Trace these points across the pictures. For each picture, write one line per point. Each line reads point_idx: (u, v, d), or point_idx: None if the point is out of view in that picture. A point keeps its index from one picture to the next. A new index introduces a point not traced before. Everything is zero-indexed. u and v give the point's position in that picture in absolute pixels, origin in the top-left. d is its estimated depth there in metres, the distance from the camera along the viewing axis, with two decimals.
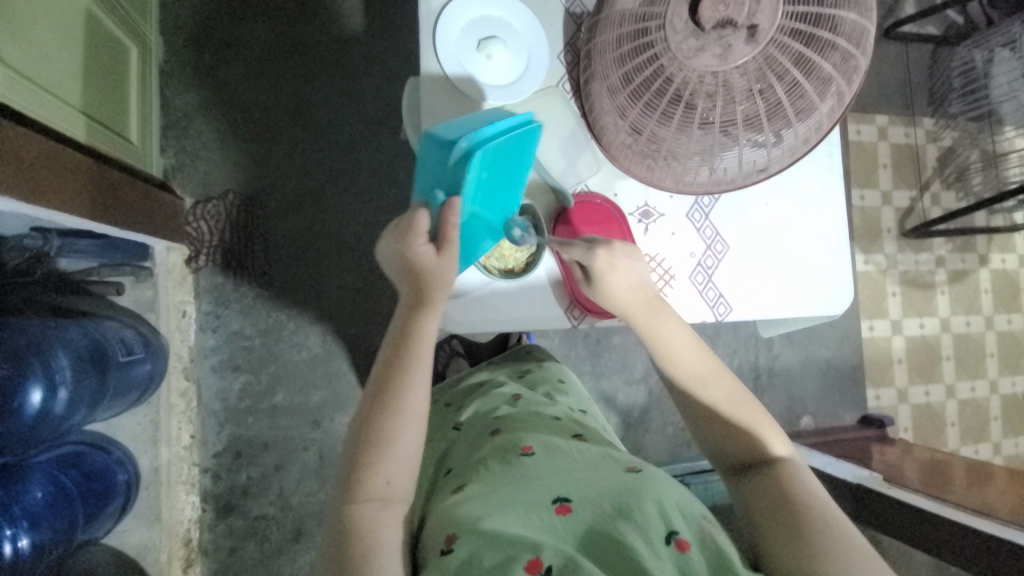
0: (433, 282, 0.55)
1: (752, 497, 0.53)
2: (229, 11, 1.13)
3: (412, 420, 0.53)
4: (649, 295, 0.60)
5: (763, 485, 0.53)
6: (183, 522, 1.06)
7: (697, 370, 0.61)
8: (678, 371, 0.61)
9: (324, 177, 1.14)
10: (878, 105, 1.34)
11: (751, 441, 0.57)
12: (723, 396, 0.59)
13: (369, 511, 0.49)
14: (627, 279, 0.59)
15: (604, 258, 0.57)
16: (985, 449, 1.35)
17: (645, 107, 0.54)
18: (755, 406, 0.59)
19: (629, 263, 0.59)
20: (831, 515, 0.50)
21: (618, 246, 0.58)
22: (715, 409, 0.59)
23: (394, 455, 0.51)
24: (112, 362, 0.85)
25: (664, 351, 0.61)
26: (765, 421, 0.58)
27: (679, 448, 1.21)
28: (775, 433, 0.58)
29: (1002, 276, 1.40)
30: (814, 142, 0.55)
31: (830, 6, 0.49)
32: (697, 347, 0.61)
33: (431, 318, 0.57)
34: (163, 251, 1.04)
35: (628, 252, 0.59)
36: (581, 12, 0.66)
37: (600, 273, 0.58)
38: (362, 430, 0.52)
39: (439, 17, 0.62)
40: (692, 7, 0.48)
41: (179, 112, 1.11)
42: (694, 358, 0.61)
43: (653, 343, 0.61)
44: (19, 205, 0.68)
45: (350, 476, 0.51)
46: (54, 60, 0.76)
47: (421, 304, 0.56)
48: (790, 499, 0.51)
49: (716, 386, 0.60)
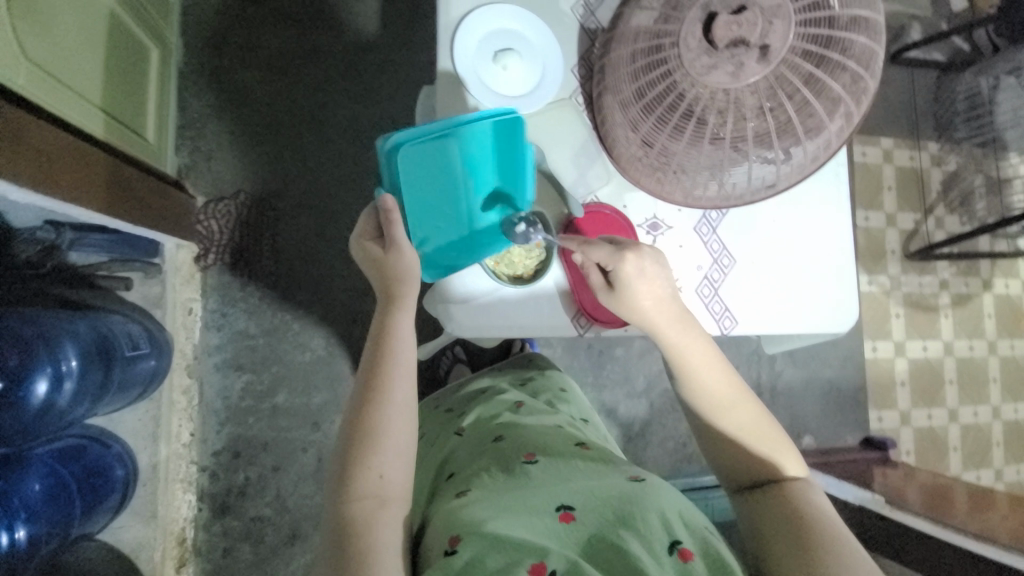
0: (396, 279, 0.58)
1: (768, 516, 0.53)
2: (249, 17, 1.15)
3: (399, 413, 0.55)
4: (674, 305, 0.60)
5: (779, 504, 0.54)
6: (178, 520, 1.05)
7: (717, 387, 0.61)
8: (699, 387, 0.62)
9: (335, 181, 1.16)
10: (883, 128, 1.36)
11: (766, 459, 0.58)
12: (742, 412, 0.60)
13: (365, 508, 0.50)
14: (654, 288, 0.59)
15: (632, 264, 0.57)
16: (987, 474, 1.34)
17: (657, 121, 0.55)
18: (772, 425, 0.60)
19: (657, 271, 0.58)
20: (847, 534, 0.50)
21: (647, 250, 0.58)
22: (733, 425, 0.60)
23: (385, 448, 0.53)
24: (118, 355, 0.85)
25: (686, 366, 0.61)
26: (778, 437, 0.59)
27: (680, 463, 1.20)
28: (787, 450, 0.59)
29: (1005, 301, 1.40)
30: (822, 160, 0.56)
31: (840, 29, 0.51)
32: (719, 365, 0.61)
33: (401, 315, 0.60)
34: (174, 248, 1.06)
35: (655, 259, 0.59)
36: (595, 28, 0.67)
37: (627, 278, 0.58)
38: (363, 427, 0.53)
39: (456, 28, 0.64)
40: (706, 26, 0.50)
41: (194, 114, 1.13)
42: (716, 375, 0.61)
43: (675, 357, 0.61)
44: (35, 197, 0.69)
45: (348, 474, 0.51)
46: (77, 57, 0.78)
47: (389, 302, 0.59)
48: (805, 517, 0.51)
49: (736, 407, 0.61)
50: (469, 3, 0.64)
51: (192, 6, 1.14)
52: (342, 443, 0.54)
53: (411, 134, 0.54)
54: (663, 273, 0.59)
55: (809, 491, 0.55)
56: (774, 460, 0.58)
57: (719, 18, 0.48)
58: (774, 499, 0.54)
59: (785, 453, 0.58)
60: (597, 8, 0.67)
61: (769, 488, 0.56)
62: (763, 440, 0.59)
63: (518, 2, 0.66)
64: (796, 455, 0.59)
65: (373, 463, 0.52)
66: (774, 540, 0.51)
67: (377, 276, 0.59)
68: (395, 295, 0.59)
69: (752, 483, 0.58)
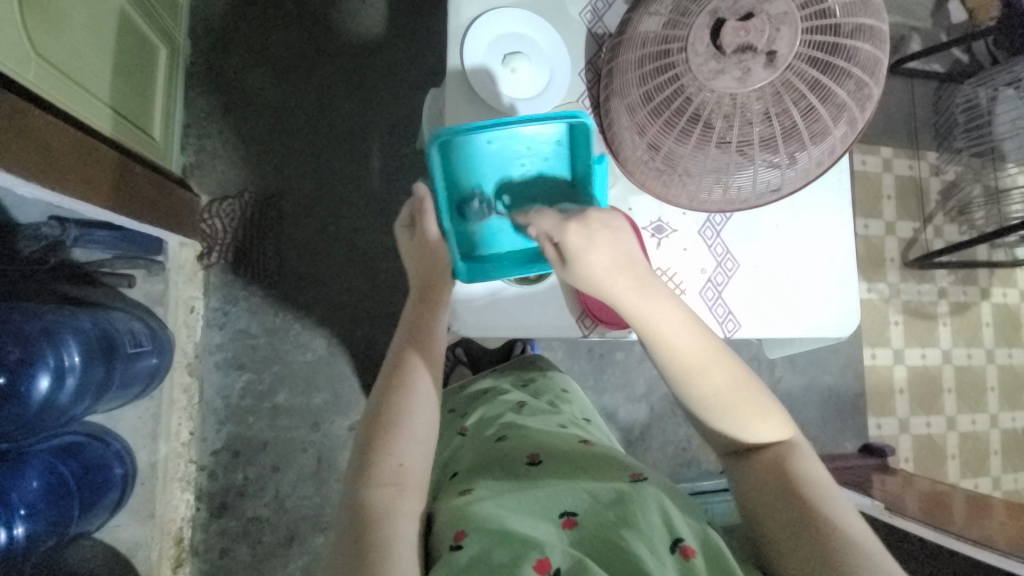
0: (436, 272, 0.63)
1: (758, 492, 0.52)
2: (257, 18, 1.16)
3: (421, 403, 0.57)
4: (637, 273, 0.54)
5: (769, 477, 0.52)
6: (176, 520, 1.05)
7: (693, 358, 0.56)
8: (673, 360, 0.56)
9: (339, 181, 1.16)
10: (883, 138, 1.37)
11: (753, 430, 0.55)
12: (721, 383, 0.56)
13: (383, 496, 0.49)
14: (610, 259, 0.52)
15: (579, 234, 0.51)
16: (985, 483, 1.34)
17: (664, 125, 0.55)
18: (757, 388, 0.57)
19: (609, 239, 0.52)
20: (839, 503, 0.50)
21: (593, 217, 0.52)
22: (715, 398, 0.56)
23: (405, 437, 0.54)
24: (120, 353, 0.85)
25: (658, 338, 0.56)
26: (760, 407, 0.56)
27: (679, 468, 1.20)
28: (770, 419, 0.56)
29: (1003, 310, 1.41)
30: (826, 166, 0.57)
31: (846, 36, 0.51)
32: (692, 331, 0.56)
33: (433, 308, 0.64)
34: (176, 246, 1.06)
35: (606, 225, 0.52)
36: (603, 34, 0.68)
37: (576, 251, 0.52)
38: (385, 414, 0.55)
39: (466, 32, 0.65)
40: (714, 31, 0.51)
41: (201, 113, 1.14)
42: (691, 345, 0.56)
43: (644, 330, 0.56)
44: (43, 192, 0.70)
45: (367, 463, 0.51)
46: (87, 54, 0.79)
47: (425, 296, 0.64)
48: (799, 490, 0.50)
49: (716, 374, 0.56)
50: (479, 7, 0.66)
51: (200, 6, 1.15)
52: (362, 431, 0.55)
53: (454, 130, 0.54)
54: (620, 238, 0.53)
55: (799, 455, 0.54)
56: (762, 428, 0.55)
57: (727, 25, 0.49)
58: (765, 471, 0.53)
59: (772, 418, 0.56)
60: (605, 13, 0.68)
61: (758, 461, 0.54)
62: (748, 408, 0.56)
63: (527, 8, 0.67)
64: (782, 415, 0.57)
65: (392, 451, 0.52)
66: (766, 519, 0.51)
67: (415, 267, 0.65)
68: (432, 290, 0.64)
69: (739, 449, 0.56)
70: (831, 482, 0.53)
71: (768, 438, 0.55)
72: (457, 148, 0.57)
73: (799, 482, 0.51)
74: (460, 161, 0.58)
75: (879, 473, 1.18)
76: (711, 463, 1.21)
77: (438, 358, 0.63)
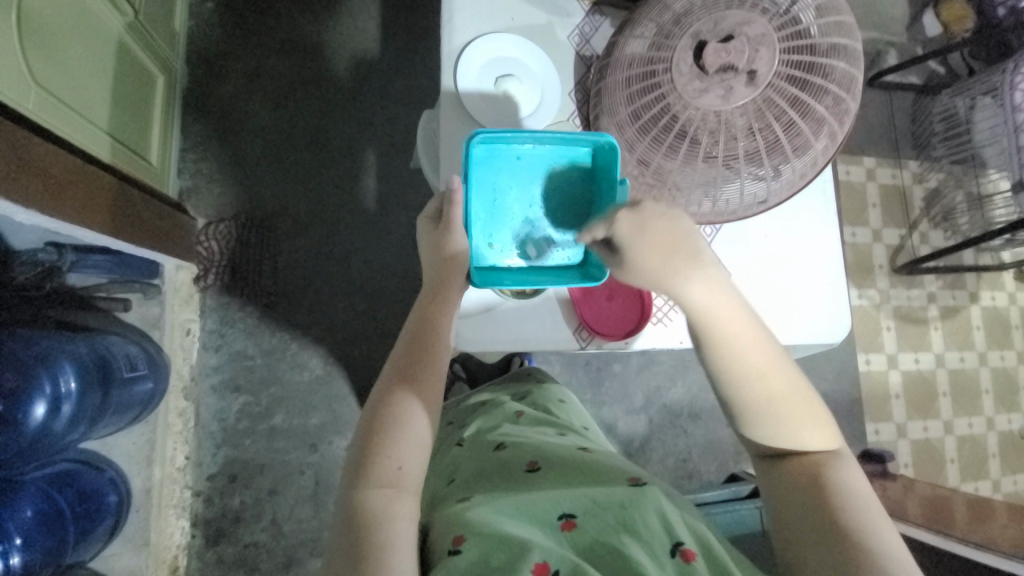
0: (455, 267, 0.59)
1: (793, 499, 0.50)
2: (252, 44, 1.19)
3: (422, 407, 0.55)
4: (697, 263, 0.50)
5: (805, 483, 0.50)
6: (170, 548, 1.03)
7: (747, 354, 0.52)
8: (726, 354, 0.52)
9: (336, 203, 1.18)
10: (865, 148, 1.41)
11: (795, 436, 0.53)
12: (778, 382, 0.52)
13: (383, 499, 0.48)
14: (665, 247, 0.50)
15: (631, 223, 0.50)
16: (985, 486, 1.34)
17: (652, 142, 0.57)
18: (809, 394, 0.54)
19: (666, 228, 0.50)
20: (879, 517, 0.48)
21: (650, 208, 0.50)
22: (762, 399, 0.52)
23: (404, 439, 0.52)
24: (116, 377, 0.85)
25: (715, 329, 0.52)
26: (814, 412, 0.53)
27: (681, 480, 1.19)
28: (819, 427, 0.53)
29: (993, 314, 1.43)
30: (810, 177, 0.58)
31: (822, 55, 0.54)
32: (749, 325, 0.52)
33: (446, 311, 0.60)
34: (172, 269, 1.06)
35: (661, 214, 0.50)
36: (590, 55, 0.71)
37: (626, 240, 0.50)
38: (385, 417, 0.53)
39: (458, 56, 0.68)
40: (696, 54, 0.54)
41: (197, 138, 1.15)
42: (745, 335, 0.52)
43: (697, 323, 0.52)
44: (41, 218, 0.71)
45: (365, 464, 0.51)
46: (86, 83, 0.80)
47: (438, 296, 0.59)
48: (832, 501, 0.48)
49: (770, 370, 0.52)
50: (470, 33, 0.68)
51: (198, 35, 1.17)
52: (359, 433, 0.54)
53: (498, 133, 0.58)
54: (678, 230, 0.50)
55: (839, 465, 0.51)
56: (805, 435, 0.53)
57: (709, 46, 0.53)
58: (802, 477, 0.51)
59: (816, 425, 0.53)
60: (592, 36, 0.71)
61: (799, 465, 0.52)
62: (796, 414, 0.53)
63: (518, 32, 0.69)
64: (827, 422, 0.54)
65: (392, 453, 0.51)
66: (801, 527, 0.49)
67: (430, 262, 0.60)
68: (440, 290, 0.59)
69: (774, 452, 0.54)
70: (871, 498, 0.50)
71: (811, 445, 0.53)
72: (490, 163, 0.59)
73: (837, 493, 0.49)
74: (491, 176, 0.60)
75: (880, 479, 1.18)
76: (712, 474, 1.21)
77: (443, 364, 0.60)
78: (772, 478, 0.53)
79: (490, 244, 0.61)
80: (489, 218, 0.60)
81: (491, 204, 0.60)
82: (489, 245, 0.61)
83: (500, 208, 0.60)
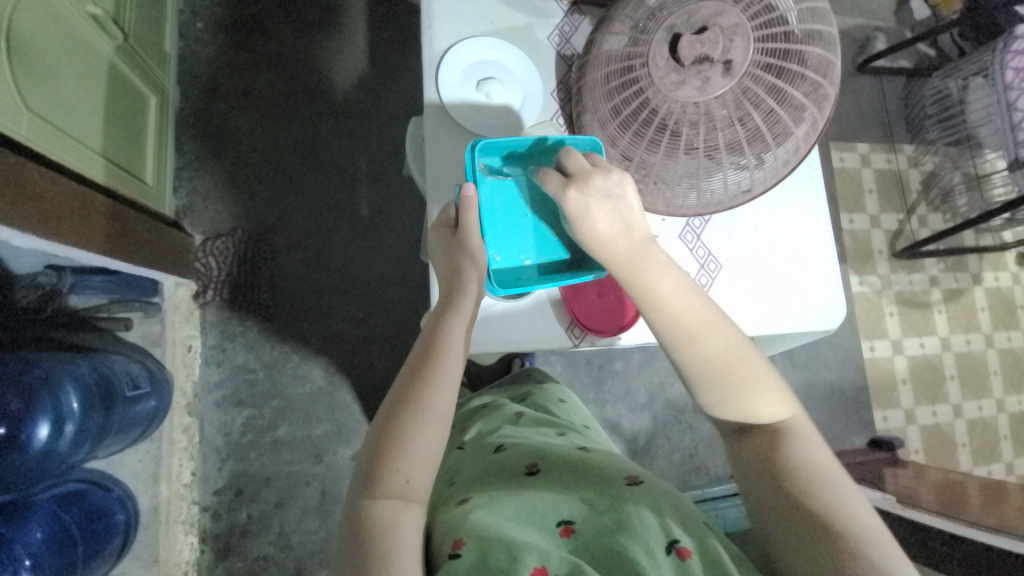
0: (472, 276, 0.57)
1: (760, 480, 0.50)
2: (242, 62, 1.20)
3: (433, 422, 0.53)
4: (630, 238, 0.50)
5: (763, 461, 0.50)
6: (180, 564, 1.03)
7: (688, 324, 0.51)
8: (666, 324, 0.51)
9: (329, 213, 1.18)
10: (858, 134, 1.41)
11: (753, 407, 0.51)
12: (718, 350, 0.51)
13: (389, 509, 0.48)
14: (608, 222, 0.50)
15: (577, 201, 0.50)
16: (998, 469, 1.32)
17: (634, 136, 0.57)
18: (756, 358, 0.52)
19: (607, 207, 0.50)
20: (848, 494, 0.47)
21: (595, 184, 0.49)
22: (712, 370, 0.52)
23: (411, 453, 0.51)
24: (119, 396, 0.86)
25: (656, 303, 0.51)
26: (766, 381, 0.52)
27: (689, 476, 1.18)
28: (776, 397, 0.52)
29: (997, 294, 1.42)
30: (794, 165, 0.58)
31: (796, 42, 0.54)
32: (689, 297, 0.52)
33: (459, 318, 0.57)
34: (172, 287, 1.07)
35: (606, 194, 0.50)
36: (571, 54, 0.71)
37: (575, 216, 0.50)
38: (392, 428, 0.52)
39: (440, 61, 0.68)
40: (672, 46, 0.54)
41: (191, 155, 1.16)
42: (687, 307, 0.51)
43: (635, 290, 0.51)
44: (39, 242, 0.72)
45: (370, 474, 0.50)
46: (77, 107, 0.81)
47: (449, 307, 0.57)
48: (796, 481, 0.48)
49: (712, 339, 0.51)
50: (451, 38, 0.69)
51: (190, 54, 1.19)
52: (367, 444, 0.53)
53: (496, 141, 0.59)
54: (620, 206, 0.50)
55: (798, 439, 0.50)
56: (763, 404, 0.51)
57: (684, 38, 0.53)
58: (763, 452, 0.50)
59: (773, 395, 0.52)
60: (572, 36, 0.71)
61: (759, 440, 0.51)
62: (750, 384, 0.51)
63: (499, 36, 0.70)
64: (783, 388, 0.52)
65: (399, 466, 0.50)
66: (771, 512, 0.49)
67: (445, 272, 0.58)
68: (455, 298, 0.57)
69: (739, 427, 0.53)
70: (835, 469, 0.49)
71: (768, 416, 0.52)
72: (490, 176, 0.60)
73: (800, 472, 0.48)
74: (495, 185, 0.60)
75: (891, 467, 1.17)
76: (720, 468, 1.20)
77: (457, 377, 0.56)
78: (738, 452, 0.53)
79: (495, 253, 0.60)
80: (493, 229, 0.60)
81: (492, 215, 0.60)
82: (492, 253, 0.60)
83: (498, 217, 0.60)
